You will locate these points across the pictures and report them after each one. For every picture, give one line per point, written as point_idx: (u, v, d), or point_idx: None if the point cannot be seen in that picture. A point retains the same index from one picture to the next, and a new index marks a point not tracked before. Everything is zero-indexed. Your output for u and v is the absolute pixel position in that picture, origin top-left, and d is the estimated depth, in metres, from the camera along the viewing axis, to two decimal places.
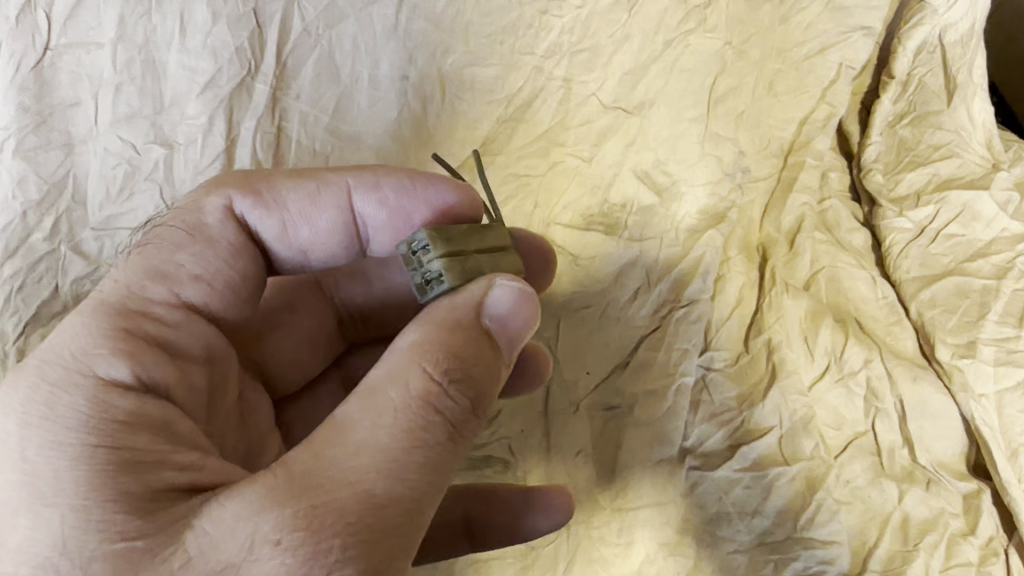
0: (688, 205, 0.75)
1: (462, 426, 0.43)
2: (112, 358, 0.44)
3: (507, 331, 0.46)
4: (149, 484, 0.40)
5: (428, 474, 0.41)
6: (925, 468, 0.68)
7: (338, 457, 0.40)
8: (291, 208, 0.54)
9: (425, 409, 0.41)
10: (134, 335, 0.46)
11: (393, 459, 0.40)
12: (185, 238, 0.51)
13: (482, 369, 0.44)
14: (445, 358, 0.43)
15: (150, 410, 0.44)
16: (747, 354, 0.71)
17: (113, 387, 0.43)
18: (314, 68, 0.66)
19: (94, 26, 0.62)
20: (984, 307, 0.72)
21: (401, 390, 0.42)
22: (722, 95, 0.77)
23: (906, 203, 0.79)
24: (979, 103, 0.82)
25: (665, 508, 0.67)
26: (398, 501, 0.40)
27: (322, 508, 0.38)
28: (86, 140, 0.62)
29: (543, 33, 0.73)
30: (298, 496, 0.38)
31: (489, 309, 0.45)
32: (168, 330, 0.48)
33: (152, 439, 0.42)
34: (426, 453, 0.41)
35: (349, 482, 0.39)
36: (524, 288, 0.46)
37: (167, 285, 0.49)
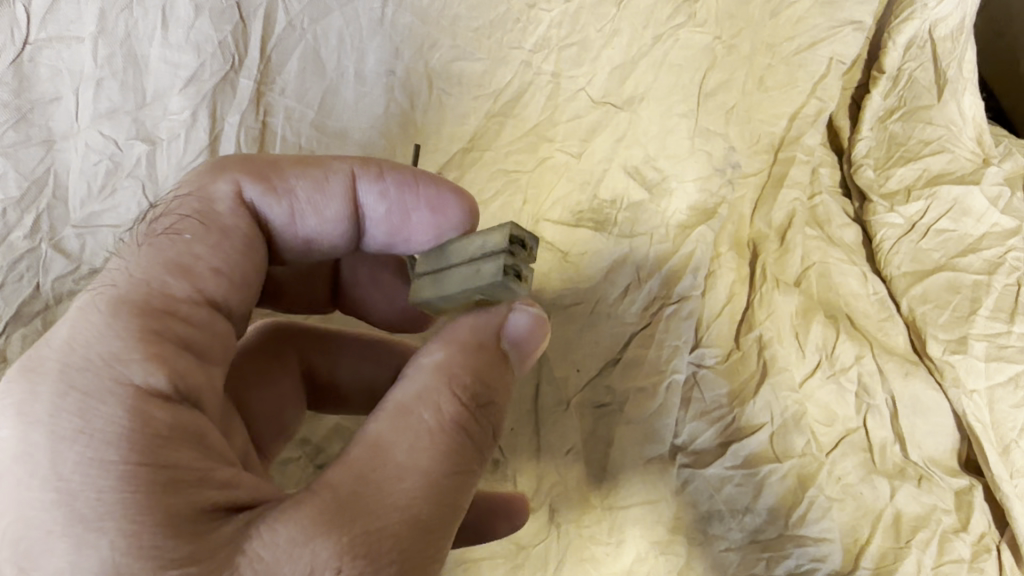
0: (678, 201, 0.74)
1: (484, 448, 0.45)
2: (147, 363, 0.40)
3: (521, 354, 0.49)
4: (194, 504, 0.38)
5: (463, 493, 0.43)
6: (917, 464, 0.68)
7: (385, 479, 0.41)
8: (299, 196, 0.50)
9: (458, 433, 0.43)
10: (167, 339, 0.41)
11: (436, 481, 0.41)
12: (204, 229, 0.46)
13: (500, 393, 0.47)
14: (473, 381, 0.45)
15: (186, 421, 0.40)
16: (738, 351, 0.71)
17: (154, 399, 0.39)
18: (299, 62, 0.66)
19: (75, 20, 0.61)
20: (976, 302, 0.72)
21: (434, 413, 0.43)
22: (712, 91, 0.76)
23: (897, 198, 0.78)
24: (971, 97, 0.81)
25: (656, 506, 0.67)
26: (439, 521, 0.41)
27: (377, 530, 0.39)
28: (66, 136, 0.61)
29: (531, 27, 0.72)
30: (354, 520, 0.39)
31: (509, 334, 0.48)
32: (196, 331, 0.43)
33: (190, 455, 0.39)
34: (460, 475, 0.43)
35: (400, 505, 0.40)
36: (540, 316, 0.49)
37: (189, 280, 0.44)
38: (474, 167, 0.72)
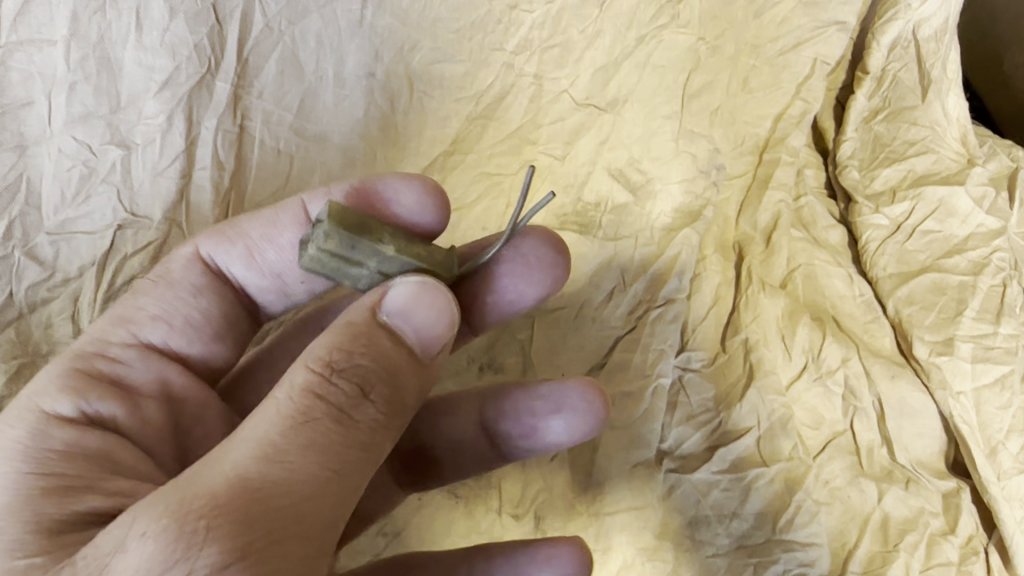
0: (663, 203, 0.74)
1: (355, 414, 0.37)
2: (55, 394, 0.44)
3: (412, 323, 0.40)
4: (71, 508, 0.38)
5: (318, 459, 0.35)
6: (904, 467, 0.67)
7: (218, 453, 0.35)
8: (252, 240, 0.53)
9: (310, 392, 0.36)
10: (85, 374, 0.46)
11: (270, 445, 0.35)
12: (154, 284, 0.52)
13: (384, 356, 0.39)
14: (336, 343, 0.38)
15: (96, 443, 0.42)
16: (724, 354, 0.70)
17: (57, 419, 0.43)
18: (277, 65, 0.65)
19: (47, 23, 0.59)
20: (962, 303, 0.72)
21: (286, 382, 0.37)
22: (696, 92, 0.76)
23: (882, 199, 0.78)
24: (955, 98, 0.81)
25: (643, 511, 0.66)
26: (277, 486, 0.34)
27: (193, 495, 0.33)
28: (39, 141, 0.59)
29: (513, 28, 0.72)
30: (175, 490, 0.34)
31: (384, 306, 0.40)
32: (120, 368, 0.48)
33: (89, 469, 0.41)
34: (312, 436, 0.35)
35: (224, 471, 0.34)
36: (426, 282, 0.41)
37: (127, 328, 0.50)
38: (456, 170, 0.71)
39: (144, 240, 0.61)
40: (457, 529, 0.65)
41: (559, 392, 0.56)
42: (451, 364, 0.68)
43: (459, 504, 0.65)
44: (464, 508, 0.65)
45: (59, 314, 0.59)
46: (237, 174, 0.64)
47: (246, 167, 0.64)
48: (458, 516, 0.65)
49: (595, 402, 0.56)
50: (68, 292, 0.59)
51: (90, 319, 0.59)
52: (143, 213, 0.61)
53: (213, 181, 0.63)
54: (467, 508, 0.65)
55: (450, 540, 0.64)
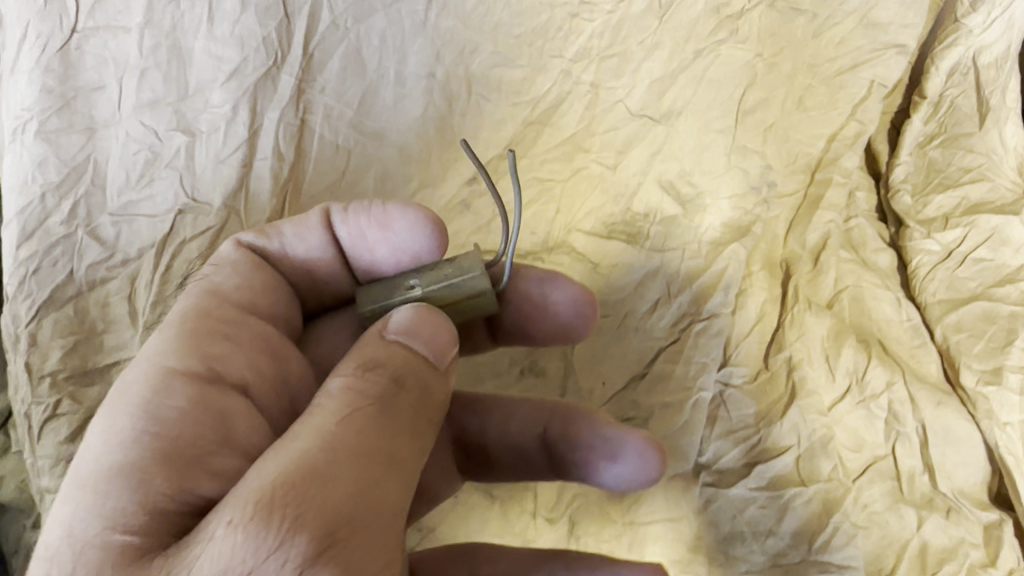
0: (712, 217, 0.74)
1: (393, 400, 0.41)
2: (181, 353, 0.44)
3: (418, 341, 0.42)
4: (182, 484, 0.38)
5: (373, 444, 0.39)
6: (946, 496, 0.66)
7: (279, 447, 0.38)
8: (362, 226, 0.52)
9: (353, 393, 0.40)
10: (197, 330, 0.46)
11: (326, 439, 0.38)
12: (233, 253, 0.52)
13: (402, 364, 0.42)
14: (364, 356, 0.42)
15: (211, 401, 0.42)
16: (767, 371, 0.70)
17: (174, 377, 0.42)
18: (341, 61, 0.66)
19: (123, 10, 0.62)
20: (1012, 333, 0.71)
21: (328, 393, 0.40)
22: (752, 107, 0.75)
23: (934, 225, 0.77)
24: (1013, 127, 0.80)
25: (679, 523, 0.67)
26: (342, 471, 0.37)
27: (263, 482, 0.36)
28: (108, 125, 0.61)
29: (573, 37, 0.72)
30: (245, 485, 0.36)
31: (390, 328, 0.43)
32: (228, 325, 0.48)
33: (200, 434, 0.41)
34: (363, 427, 0.39)
35: (288, 461, 0.37)
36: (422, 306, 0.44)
37: (230, 292, 0.49)
38: (509, 174, 0.71)
39: (203, 226, 0.61)
40: (491, 529, 0.66)
41: (620, 441, 0.56)
42: (494, 366, 0.70)
43: (495, 504, 0.67)
44: (499, 508, 0.67)
45: (116, 294, 0.60)
46: (297, 166, 0.65)
47: (305, 159, 0.65)
48: (494, 516, 0.66)
49: (650, 461, 0.55)
50: (127, 272, 0.61)
51: (145, 300, 0.60)
52: (203, 200, 0.62)
53: (273, 172, 0.64)
54: (502, 508, 0.67)
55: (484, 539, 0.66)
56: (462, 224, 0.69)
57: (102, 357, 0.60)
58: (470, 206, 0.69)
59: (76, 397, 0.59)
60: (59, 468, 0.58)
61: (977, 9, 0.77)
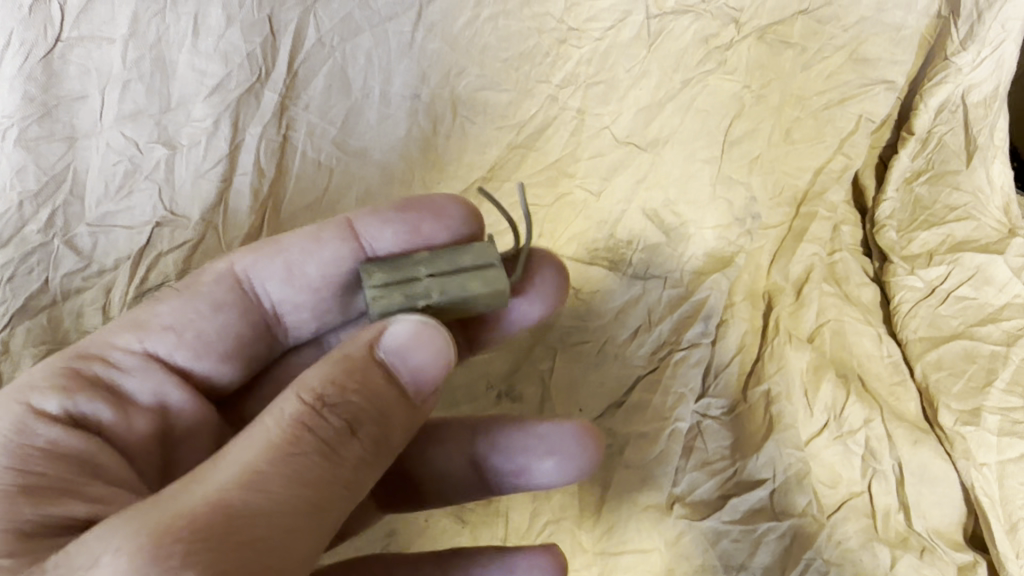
0: (695, 246, 0.75)
1: (338, 445, 0.39)
2: (48, 392, 0.47)
3: (407, 367, 0.42)
4: (51, 512, 0.40)
5: (300, 490, 0.37)
6: (920, 535, 0.65)
7: (202, 475, 0.36)
8: (399, 225, 0.54)
9: (298, 426, 0.38)
10: (79, 374, 0.48)
11: (253, 473, 0.36)
12: (176, 292, 0.54)
13: (368, 399, 0.40)
14: (333, 380, 0.40)
15: (77, 444, 0.45)
16: (745, 403, 0.70)
17: (43, 416, 0.45)
18: (325, 80, 0.66)
19: (108, 21, 0.61)
20: (992, 373, 0.70)
21: (274, 418, 0.38)
22: (737, 139, 0.75)
23: (918, 261, 0.77)
24: (1000, 165, 0.79)
25: (649, 555, 0.66)
26: (255, 514, 0.35)
27: (169, 515, 0.34)
28: (89, 135, 0.61)
29: (560, 62, 0.71)
30: (153, 510, 0.35)
31: (383, 342, 0.42)
32: (119, 372, 0.50)
33: (68, 471, 0.43)
34: (296, 466, 0.37)
35: (205, 493, 0.35)
36: (427, 322, 0.43)
37: (137, 333, 0.51)
38: (493, 196, 0.72)
39: (181, 239, 0.62)
40: None
41: (547, 438, 0.57)
42: (469, 390, 0.69)
43: (464, 529, 0.66)
44: (469, 533, 0.66)
45: (91, 304, 0.61)
46: (277, 182, 0.65)
47: (287, 175, 0.66)
48: (463, 541, 0.66)
49: (579, 455, 0.56)
50: (102, 282, 0.61)
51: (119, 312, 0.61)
52: (182, 213, 0.62)
53: (252, 187, 0.64)
54: (472, 533, 0.66)
55: None
56: None
57: None
58: None
59: None
60: None
61: (966, 48, 0.76)
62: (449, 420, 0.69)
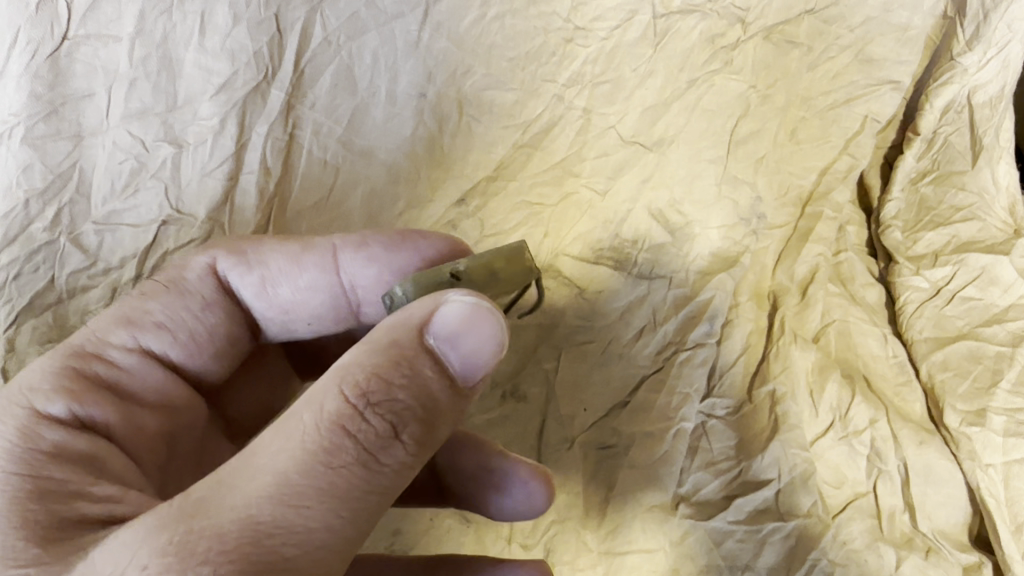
0: (700, 246, 0.74)
1: (379, 450, 0.40)
2: (52, 395, 0.47)
3: (455, 349, 0.42)
4: (63, 512, 0.41)
5: (333, 503, 0.38)
6: (925, 536, 0.65)
7: (237, 481, 0.38)
8: (386, 266, 0.57)
9: (336, 431, 0.39)
10: (81, 375, 0.49)
11: (287, 486, 0.37)
12: (165, 289, 0.55)
13: (410, 398, 0.41)
14: (376, 377, 0.40)
15: (80, 445, 0.46)
16: (750, 403, 0.70)
17: (49, 420, 0.46)
18: (332, 78, 0.66)
19: (114, 19, 0.61)
20: (997, 373, 0.70)
21: (314, 414, 0.39)
22: (743, 139, 0.75)
23: (923, 262, 0.77)
24: (1006, 167, 0.79)
25: (654, 555, 0.66)
26: (285, 532, 0.37)
27: (200, 532, 0.36)
28: (95, 133, 0.61)
29: (566, 62, 0.71)
30: (183, 520, 0.37)
31: (433, 327, 0.42)
32: (118, 372, 0.51)
33: (72, 471, 0.44)
34: (331, 479, 0.38)
35: (236, 507, 0.37)
36: (478, 304, 0.43)
37: (130, 331, 0.53)
38: (498, 195, 0.72)
39: (186, 238, 0.62)
40: (465, 553, 0.66)
41: (505, 473, 0.59)
42: None
43: (469, 528, 0.66)
44: (474, 533, 0.66)
45: (96, 302, 0.61)
46: (283, 182, 0.65)
47: (292, 173, 0.66)
48: (468, 540, 0.66)
49: (537, 491, 0.59)
50: (108, 281, 0.61)
51: None
52: (188, 211, 0.63)
53: (258, 186, 0.64)
54: (477, 532, 0.66)
55: None
56: None
57: None
58: (457, 227, 0.71)
59: None
60: None
61: (972, 48, 0.76)
62: None
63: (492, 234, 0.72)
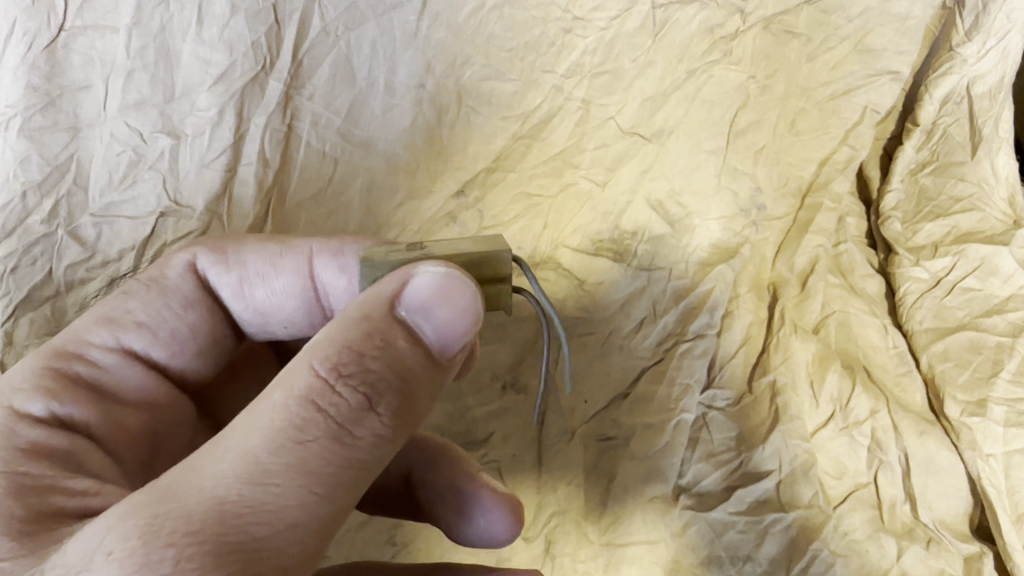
0: (700, 237, 0.74)
1: (354, 425, 0.38)
2: (31, 394, 0.47)
3: (430, 319, 0.41)
4: (35, 507, 0.40)
5: (305, 481, 0.37)
6: (927, 526, 0.65)
7: (203, 461, 0.37)
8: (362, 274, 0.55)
9: (306, 406, 0.38)
10: (60, 374, 0.49)
11: (256, 465, 0.36)
12: (147, 289, 0.54)
13: (385, 368, 0.40)
14: (348, 350, 0.39)
15: (57, 441, 0.45)
16: (751, 394, 0.70)
17: (28, 418, 0.46)
18: (330, 69, 0.65)
19: (111, 10, 0.60)
20: (998, 364, 0.70)
21: (284, 392, 0.38)
22: (743, 130, 0.74)
23: (923, 253, 0.77)
24: (1006, 157, 0.79)
25: (656, 546, 0.65)
26: (253, 510, 0.36)
27: (166, 512, 0.35)
28: (93, 125, 0.61)
29: (565, 52, 0.70)
30: (150, 503, 0.36)
31: (406, 296, 0.42)
32: (98, 371, 0.51)
33: (49, 467, 0.43)
34: (300, 455, 0.37)
35: (203, 489, 0.36)
36: (450, 274, 0.42)
37: (111, 330, 0.52)
38: (499, 186, 0.72)
39: (185, 229, 0.62)
40: (466, 544, 0.65)
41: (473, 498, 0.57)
42: (474, 381, 0.69)
43: None
44: None
45: (94, 295, 0.61)
46: (281, 173, 0.65)
47: (291, 165, 0.65)
48: None
49: (501, 520, 0.57)
50: (106, 273, 0.61)
51: None
52: (187, 203, 0.63)
53: (257, 177, 0.64)
54: None
55: (458, 555, 0.65)
56: (448, 235, 0.70)
57: None
58: (457, 218, 0.71)
59: None
60: None
61: (971, 39, 0.76)
62: (454, 412, 0.69)
63: (492, 225, 0.72)
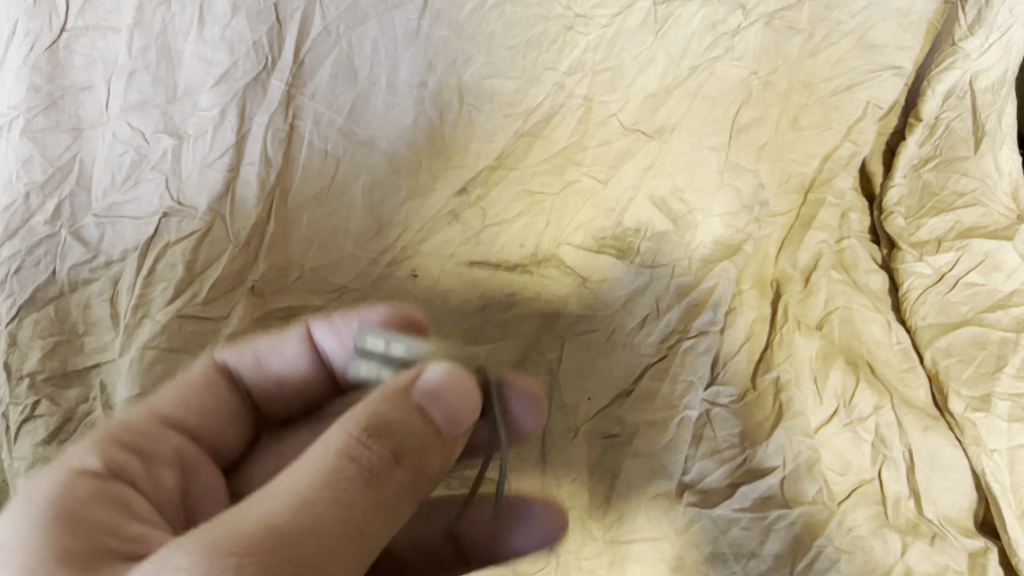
0: (703, 234, 0.74)
1: (382, 474, 0.41)
2: (83, 451, 0.47)
3: (442, 406, 0.43)
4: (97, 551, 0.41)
5: (340, 515, 0.38)
6: (931, 521, 0.65)
7: (243, 508, 0.38)
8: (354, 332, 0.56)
9: (339, 458, 0.40)
10: (108, 438, 0.49)
11: (298, 500, 0.38)
12: (172, 384, 0.57)
13: (408, 427, 0.42)
14: (375, 410, 0.42)
15: (109, 489, 0.46)
16: (754, 391, 0.70)
17: (83, 473, 0.46)
18: (332, 68, 0.65)
19: (112, 10, 0.61)
20: (1002, 359, 0.70)
21: (317, 451, 0.40)
22: (745, 126, 0.74)
23: (927, 248, 0.77)
24: (1008, 151, 0.79)
25: (660, 543, 0.66)
26: (302, 531, 0.37)
27: (221, 537, 0.36)
28: (95, 125, 0.61)
29: (567, 50, 0.69)
30: (205, 534, 0.37)
31: (420, 382, 0.44)
32: (139, 437, 0.51)
33: (105, 515, 0.44)
34: (335, 492, 0.39)
35: (252, 518, 0.37)
36: (454, 368, 0.44)
37: (145, 403, 0.54)
38: (500, 185, 0.71)
39: (188, 229, 0.62)
40: None
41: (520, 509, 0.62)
42: None
43: None
44: None
45: (98, 295, 0.60)
46: (283, 173, 0.65)
47: (293, 165, 0.65)
48: None
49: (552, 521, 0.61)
50: (109, 274, 0.61)
51: (128, 302, 0.61)
52: (189, 203, 0.62)
53: (259, 177, 0.64)
54: None
55: None
56: (450, 234, 0.70)
57: (83, 358, 0.60)
58: (460, 217, 0.71)
59: (55, 398, 0.59)
60: (35, 470, 0.58)
61: (975, 33, 0.76)
62: None
63: (495, 223, 0.72)
